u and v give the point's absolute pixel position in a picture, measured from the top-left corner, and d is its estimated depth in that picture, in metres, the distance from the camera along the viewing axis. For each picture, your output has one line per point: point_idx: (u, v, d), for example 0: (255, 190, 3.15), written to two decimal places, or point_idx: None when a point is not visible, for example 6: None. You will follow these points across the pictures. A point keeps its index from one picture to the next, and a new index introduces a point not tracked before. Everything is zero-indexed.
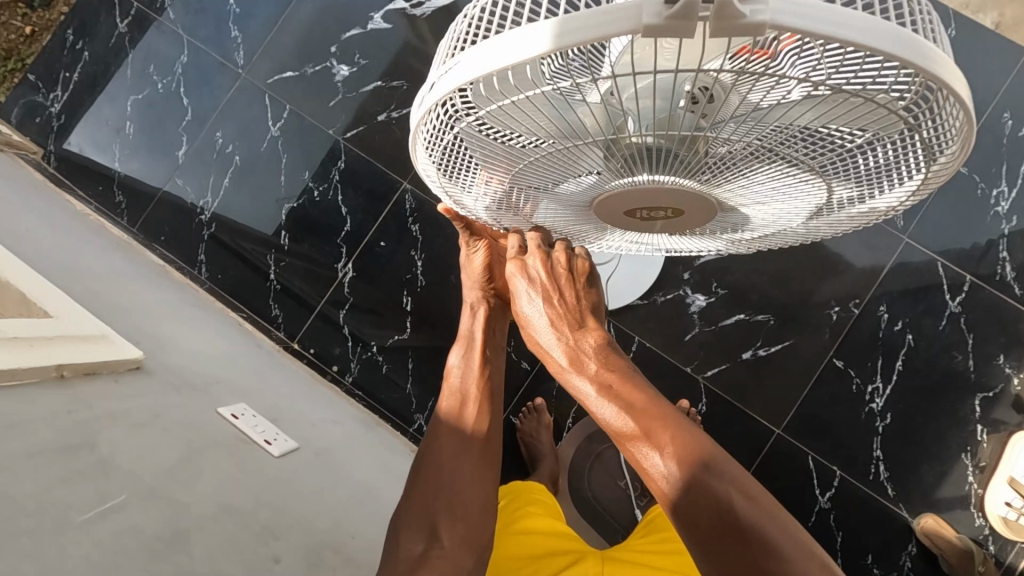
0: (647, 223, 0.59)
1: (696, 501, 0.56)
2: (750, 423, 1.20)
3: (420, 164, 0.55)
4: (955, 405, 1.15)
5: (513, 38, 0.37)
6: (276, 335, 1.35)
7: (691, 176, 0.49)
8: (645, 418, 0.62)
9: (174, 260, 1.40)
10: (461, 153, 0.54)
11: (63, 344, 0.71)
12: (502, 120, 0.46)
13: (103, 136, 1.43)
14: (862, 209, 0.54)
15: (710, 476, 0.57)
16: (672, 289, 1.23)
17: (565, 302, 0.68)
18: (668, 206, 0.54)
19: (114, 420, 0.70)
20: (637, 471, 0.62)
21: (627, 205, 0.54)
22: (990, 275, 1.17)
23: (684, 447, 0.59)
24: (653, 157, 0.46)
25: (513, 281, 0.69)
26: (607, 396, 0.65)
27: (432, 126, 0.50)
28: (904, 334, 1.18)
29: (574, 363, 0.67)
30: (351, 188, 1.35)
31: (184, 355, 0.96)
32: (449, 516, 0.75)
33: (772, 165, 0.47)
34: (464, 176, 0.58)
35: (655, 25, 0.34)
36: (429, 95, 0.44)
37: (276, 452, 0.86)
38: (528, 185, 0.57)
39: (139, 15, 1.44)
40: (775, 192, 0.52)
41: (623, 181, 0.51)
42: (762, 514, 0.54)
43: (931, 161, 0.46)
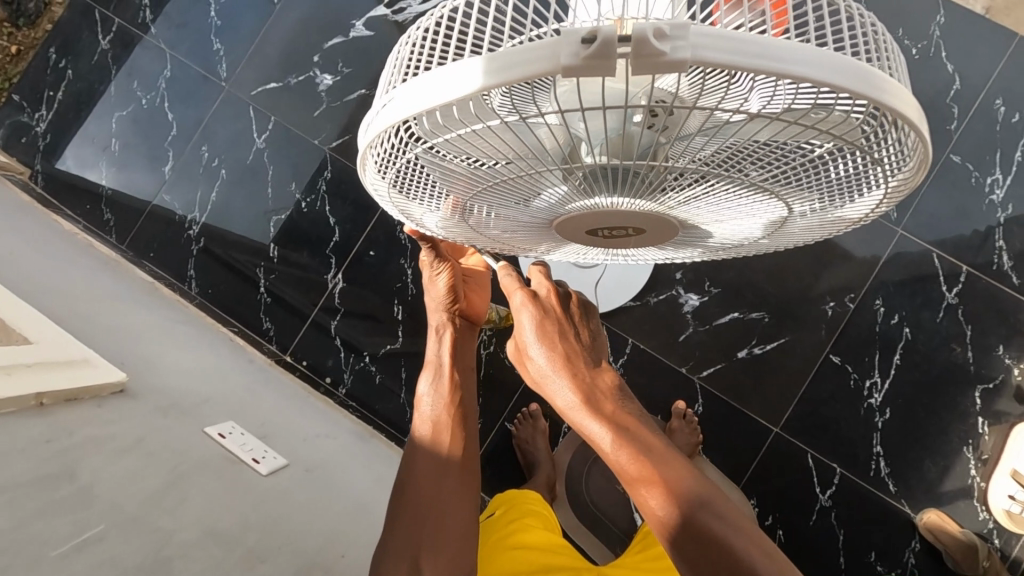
0: (612, 240, 0.58)
1: (713, 554, 0.58)
2: (748, 422, 1.19)
3: (371, 185, 0.54)
4: (955, 398, 1.14)
5: (449, 71, 0.36)
6: (268, 348, 1.34)
7: (648, 195, 0.48)
8: (657, 463, 0.63)
9: (165, 275, 1.39)
10: (417, 178, 0.53)
11: (43, 371, 0.71)
12: (455, 146, 0.45)
13: (89, 153, 1.43)
14: (827, 221, 0.52)
15: (725, 528, 0.60)
16: (664, 290, 1.22)
17: (575, 339, 0.68)
18: (630, 224, 0.53)
19: (96, 447, 0.69)
20: (641, 509, 0.63)
21: (591, 223, 0.53)
22: (988, 264, 1.15)
23: (695, 498, 0.61)
24: (607, 177, 0.45)
25: (518, 319, 0.69)
26: (624, 439, 0.63)
27: (381, 155, 0.49)
28: (901, 327, 1.16)
29: (586, 400, 0.65)
30: (338, 198, 1.34)
31: (172, 375, 0.95)
32: (432, 537, 0.74)
33: (725, 184, 0.45)
34: (426, 198, 0.56)
35: (573, 66, 0.32)
36: (374, 124, 0.43)
37: (264, 471, 0.84)
38: (492, 206, 0.55)
39: (121, 31, 1.43)
40: (733, 209, 0.51)
41: (582, 202, 0.50)
42: (769, 560, 0.58)
43: (890, 179, 0.44)
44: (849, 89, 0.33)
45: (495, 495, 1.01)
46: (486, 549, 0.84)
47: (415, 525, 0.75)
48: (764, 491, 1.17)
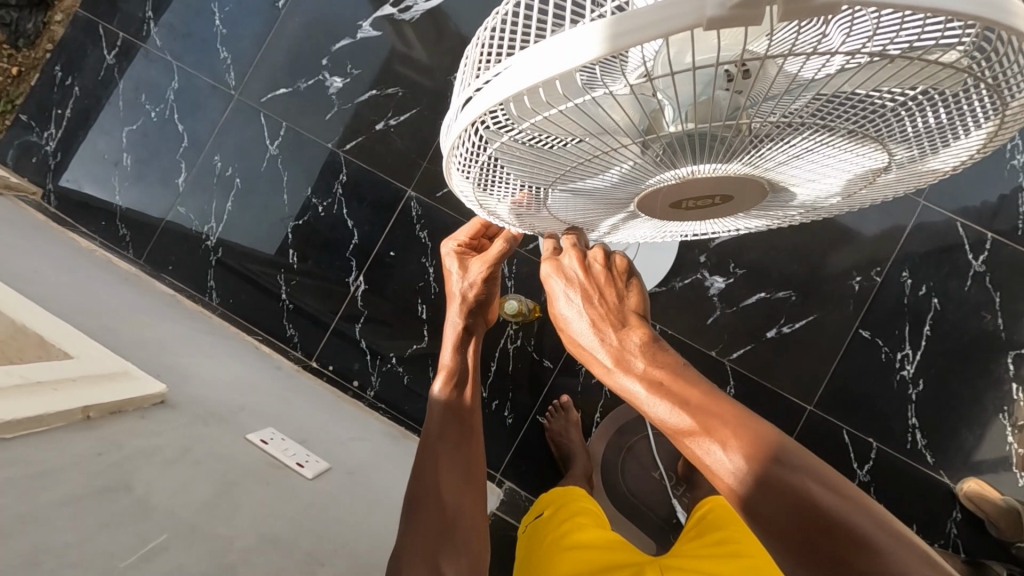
0: (690, 212, 0.58)
1: (774, 494, 0.50)
2: (781, 402, 1.18)
3: (456, 187, 0.55)
4: (988, 366, 1.14)
5: (562, 42, 0.36)
6: (293, 355, 1.33)
7: (733, 159, 0.47)
8: (700, 413, 0.56)
9: (184, 288, 1.38)
10: (496, 169, 0.53)
11: (87, 385, 0.70)
12: (533, 127, 0.45)
13: (101, 170, 1.42)
14: (923, 165, 0.51)
15: (781, 467, 0.51)
16: (689, 274, 1.22)
17: (605, 300, 0.64)
18: (717, 193, 0.53)
19: (147, 459, 0.69)
20: (702, 470, 0.56)
21: (672, 197, 0.54)
22: (1012, 230, 1.15)
23: (750, 440, 0.53)
24: (699, 144, 0.44)
25: (550, 281, 0.65)
26: (658, 393, 0.58)
27: (465, 150, 0.50)
28: (929, 298, 1.16)
29: (619, 363, 0.61)
30: (355, 200, 1.33)
31: (207, 385, 0.94)
32: (456, 554, 0.71)
33: (821, 137, 0.45)
34: (497, 188, 0.57)
35: (720, 16, 0.32)
36: (461, 117, 0.44)
37: (309, 475, 0.84)
38: (557, 186, 0.55)
39: (125, 45, 1.42)
40: (828, 165, 0.51)
41: (665, 173, 0.49)
42: (850, 506, 0.48)
43: (1000, 111, 0.43)
44: (977, 20, 0.33)
45: (539, 499, 1.03)
46: (545, 550, 0.84)
47: (437, 535, 0.72)
48: None
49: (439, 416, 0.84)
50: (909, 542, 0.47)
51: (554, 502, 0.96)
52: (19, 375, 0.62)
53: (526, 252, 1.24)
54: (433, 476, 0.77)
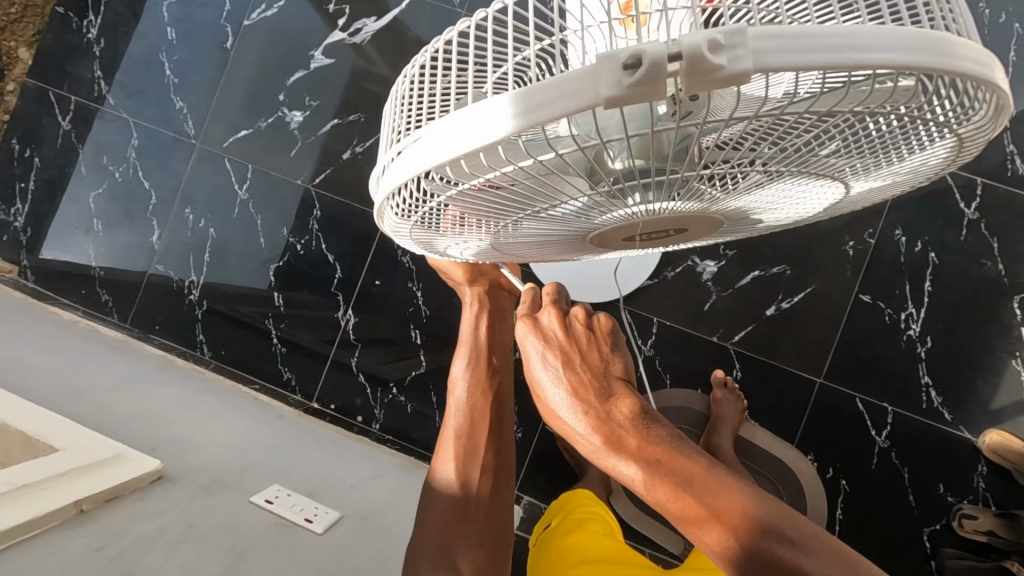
0: (655, 240, 0.57)
1: (772, 561, 0.52)
2: (790, 379, 1.16)
3: (393, 228, 0.54)
4: (995, 312, 1.11)
5: (472, 116, 0.34)
6: (294, 398, 1.31)
7: (684, 196, 0.45)
8: (697, 492, 0.55)
9: (174, 345, 1.36)
10: (437, 217, 0.52)
11: (78, 477, 0.68)
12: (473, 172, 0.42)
13: (74, 238, 1.39)
14: (893, 178, 0.49)
15: (786, 548, 0.52)
16: (680, 262, 1.19)
17: (588, 368, 0.59)
18: (672, 226, 0.52)
19: (148, 545, 0.67)
20: (698, 545, 0.56)
21: (629, 231, 0.52)
22: (1002, 172, 1.12)
23: (747, 516, 0.54)
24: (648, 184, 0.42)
25: (527, 348, 0.61)
26: (652, 470, 0.56)
27: (401, 201, 0.48)
28: (926, 253, 1.13)
29: (608, 441, 0.57)
30: (333, 234, 1.31)
31: (207, 450, 0.93)
32: (470, 541, 0.76)
33: (772, 170, 0.43)
34: (443, 233, 0.55)
35: (617, 95, 0.30)
36: (387, 177, 0.42)
37: (319, 529, 0.82)
38: (511, 227, 0.53)
39: (79, 108, 1.40)
40: (788, 193, 0.49)
41: (617, 211, 0.47)
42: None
43: (961, 131, 0.40)
44: (916, 68, 0.30)
45: (554, 502, 1.00)
46: (550, 557, 0.85)
47: (452, 528, 0.76)
48: (820, 445, 1.15)
49: (463, 395, 0.82)
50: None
51: (563, 508, 0.96)
52: (5, 481, 0.60)
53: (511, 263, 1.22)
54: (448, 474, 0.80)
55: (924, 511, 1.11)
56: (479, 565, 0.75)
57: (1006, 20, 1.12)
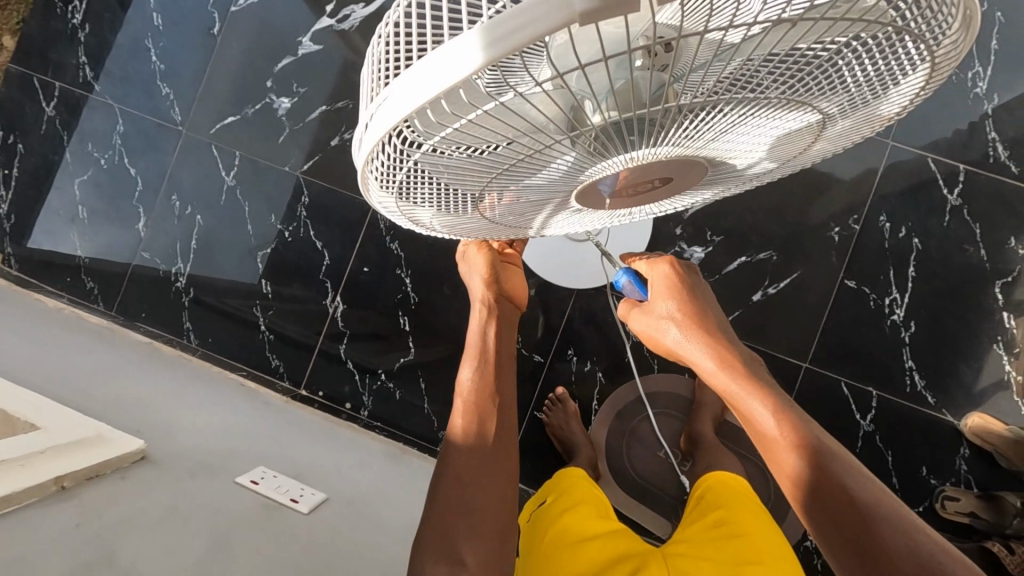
0: (639, 195, 0.56)
1: (824, 483, 0.64)
2: (777, 364, 1.17)
3: (376, 199, 0.52)
4: (978, 297, 1.13)
5: (448, 54, 0.33)
6: (281, 385, 1.30)
7: (665, 141, 0.45)
8: (792, 420, 0.67)
9: (160, 333, 1.35)
10: (420, 183, 0.50)
11: (58, 455, 0.67)
12: (454, 132, 0.42)
13: (58, 226, 1.38)
14: (867, 112, 0.49)
15: (857, 494, 0.63)
16: (667, 248, 1.19)
17: (705, 313, 0.75)
18: (655, 176, 0.52)
19: (131, 523, 0.66)
20: (777, 470, 0.68)
21: (611, 184, 0.52)
22: (984, 159, 1.14)
23: (827, 454, 0.66)
24: (627, 132, 0.42)
25: (661, 281, 0.78)
26: (757, 391, 0.69)
27: (380, 166, 0.47)
28: (910, 239, 1.15)
29: (722, 361, 0.71)
30: (321, 221, 1.30)
31: (193, 433, 0.92)
32: (475, 539, 0.71)
33: (749, 106, 0.43)
34: (426, 201, 0.53)
35: (590, 10, 0.30)
36: (368, 135, 0.41)
37: (305, 509, 0.81)
38: (494, 190, 0.52)
39: (64, 95, 1.38)
40: (765, 133, 0.49)
41: (599, 164, 0.47)
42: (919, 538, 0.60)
43: (934, 52, 0.40)
44: None
45: (548, 480, 0.99)
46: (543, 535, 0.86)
47: (457, 523, 0.71)
48: None
49: (468, 400, 0.82)
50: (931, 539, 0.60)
51: (557, 485, 0.95)
52: None
53: None
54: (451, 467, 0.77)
55: (909, 494, 1.12)
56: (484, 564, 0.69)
57: (988, 9, 1.14)
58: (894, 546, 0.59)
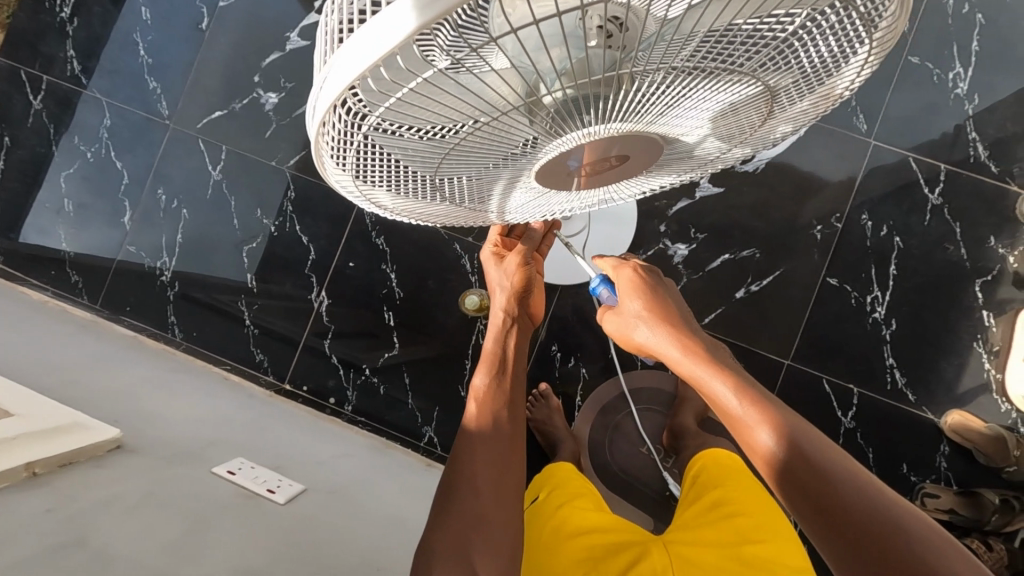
0: (597, 175, 0.57)
1: (801, 465, 0.60)
2: (759, 360, 1.17)
3: (331, 176, 0.50)
4: (958, 295, 1.14)
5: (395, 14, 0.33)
6: (265, 379, 1.30)
7: (619, 118, 0.46)
8: (761, 403, 0.64)
9: (145, 327, 1.34)
10: (375, 158, 0.48)
11: (31, 441, 0.67)
12: (414, 109, 0.42)
13: (44, 220, 1.37)
14: (811, 99, 0.51)
15: (834, 472, 0.59)
16: (651, 245, 1.20)
17: (670, 303, 0.74)
18: (612, 155, 0.52)
19: (104, 508, 0.66)
20: (749, 454, 0.64)
21: (568, 164, 0.52)
22: (964, 159, 1.15)
23: (799, 432, 0.62)
24: (576, 104, 0.43)
25: (626, 274, 0.76)
26: (723, 375, 0.66)
27: (334, 136, 0.44)
28: (891, 237, 1.16)
29: (687, 351, 0.69)
30: (307, 215, 1.31)
31: (173, 424, 0.92)
32: (492, 543, 0.66)
33: (699, 81, 0.44)
34: (382, 180, 0.51)
35: None
36: (320, 98, 0.39)
37: (281, 499, 0.81)
38: (450, 166, 0.51)
39: (51, 88, 1.38)
40: (715, 116, 0.51)
41: (554, 142, 0.48)
42: (904, 516, 0.56)
43: (872, 35, 0.42)
44: None
45: (544, 471, 0.99)
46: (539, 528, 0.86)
47: (473, 529, 0.66)
48: None
49: (482, 402, 0.79)
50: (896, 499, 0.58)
51: (550, 479, 0.95)
52: None
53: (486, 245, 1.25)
54: (465, 467, 0.72)
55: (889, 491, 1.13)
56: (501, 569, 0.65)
57: (968, 11, 1.15)
58: (858, 506, 0.57)
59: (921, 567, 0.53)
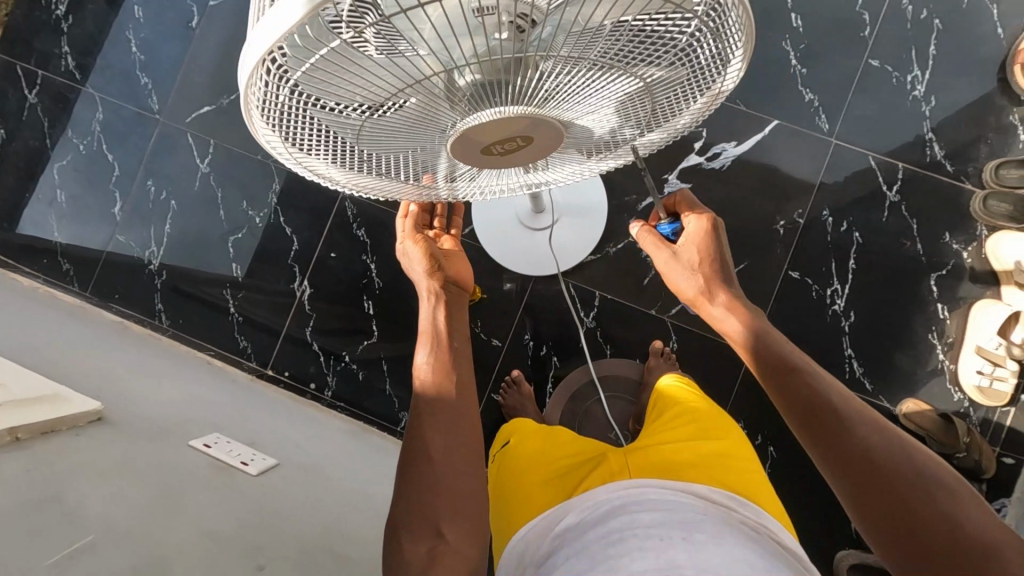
0: (505, 155, 0.61)
1: (820, 410, 0.70)
2: (723, 350, 1.22)
3: (258, 132, 0.51)
4: (914, 289, 1.18)
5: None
6: (248, 366, 1.34)
7: (522, 102, 0.51)
8: (786, 361, 0.75)
9: (132, 314, 1.38)
10: (298, 115, 0.50)
11: (13, 408, 0.71)
12: (332, 75, 0.46)
13: (36, 210, 1.42)
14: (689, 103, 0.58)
15: (852, 421, 0.68)
16: (621, 239, 1.25)
17: (720, 263, 0.80)
18: (518, 136, 0.57)
19: (82, 471, 0.70)
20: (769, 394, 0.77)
21: (479, 142, 0.56)
22: (921, 159, 1.20)
23: (822, 383, 0.72)
24: (488, 92, 0.48)
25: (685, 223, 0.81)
26: (750, 333, 0.78)
27: (260, 89, 0.46)
28: (851, 233, 1.20)
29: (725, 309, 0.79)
30: (291, 208, 1.35)
31: (154, 402, 0.96)
32: (454, 511, 0.70)
33: (590, 74, 0.49)
34: (304, 138, 0.54)
35: None
36: (249, 50, 0.41)
37: (253, 472, 0.85)
38: (367, 130, 0.54)
39: (45, 82, 1.42)
40: (603, 109, 0.57)
41: (465, 119, 0.52)
42: (914, 460, 0.65)
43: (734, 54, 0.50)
44: None
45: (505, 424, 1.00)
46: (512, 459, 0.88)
47: (433, 503, 0.70)
48: (751, 413, 1.20)
49: (426, 382, 0.80)
50: (922, 456, 0.66)
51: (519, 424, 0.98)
52: None
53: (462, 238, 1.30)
54: (419, 447, 0.74)
55: None
56: (465, 533, 0.70)
57: (927, 16, 1.20)
58: (879, 452, 0.65)
59: (927, 502, 0.62)
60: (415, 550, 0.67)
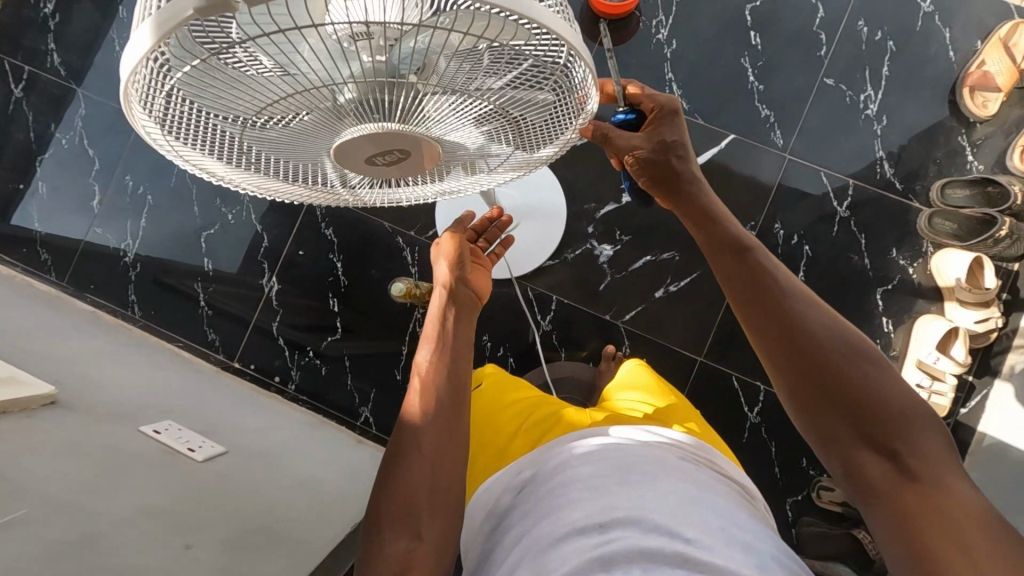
0: (389, 167, 0.66)
1: (764, 284, 0.69)
2: (674, 356, 1.25)
3: (138, 122, 0.55)
4: (861, 302, 1.22)
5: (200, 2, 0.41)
6: (215, 357, 1.39)
7: (400, 120, 0.57)
8: (730, 238, 0.72)
9: (107, 305, 1.43)
10: (182, 105, 0.55)
11: None
12: (209, 83, 0.51)
13: (18, 200, 1.47)
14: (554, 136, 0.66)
15: (793, 300, 0.67)
16: (579, 245, 1.28)
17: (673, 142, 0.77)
18: (397, 150, 0.62)
19: (29, 449, 0.74)
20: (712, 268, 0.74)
21: (361, 152, 0.62)
22: (872, 176, 1.23)
23: (766, 265, 0.70)
24: (366, 108, 0.55)
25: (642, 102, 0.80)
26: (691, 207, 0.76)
27: (143, 80, 0.50)
28: (801, 246, 1.24)
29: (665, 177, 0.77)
30: (263, 205, 1.39)
31: (113, 389, 1.00)
32: (434, 510, 0.65)
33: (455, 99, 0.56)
34: (187, 131, 0.58)
35: None
36: (132, 43, 0.45)
37: (199, 457, 0.89)
38: (251, 131, 0.59)
39: (31, 78, 1.47)
40: (473, 133, 0.64)
41: (348, 127, 0.58)
42: (852, 349, 0.63)
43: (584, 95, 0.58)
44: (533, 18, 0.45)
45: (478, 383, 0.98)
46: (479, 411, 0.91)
47: (416, 500, 0.65)
48: None
49: (425, 374, 0.74)
50: (862, 336, 0.65)
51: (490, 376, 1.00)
52: None
53: (426, 239, 1.34)
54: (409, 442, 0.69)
55: (787, 482, 1.20)
56: (442, 532, 0.65)
57: (882, 38, 1.23)
58: (814, 328, 0.65)
59: (855, 380, 0.62)
60: (394, 544, 0.63)
